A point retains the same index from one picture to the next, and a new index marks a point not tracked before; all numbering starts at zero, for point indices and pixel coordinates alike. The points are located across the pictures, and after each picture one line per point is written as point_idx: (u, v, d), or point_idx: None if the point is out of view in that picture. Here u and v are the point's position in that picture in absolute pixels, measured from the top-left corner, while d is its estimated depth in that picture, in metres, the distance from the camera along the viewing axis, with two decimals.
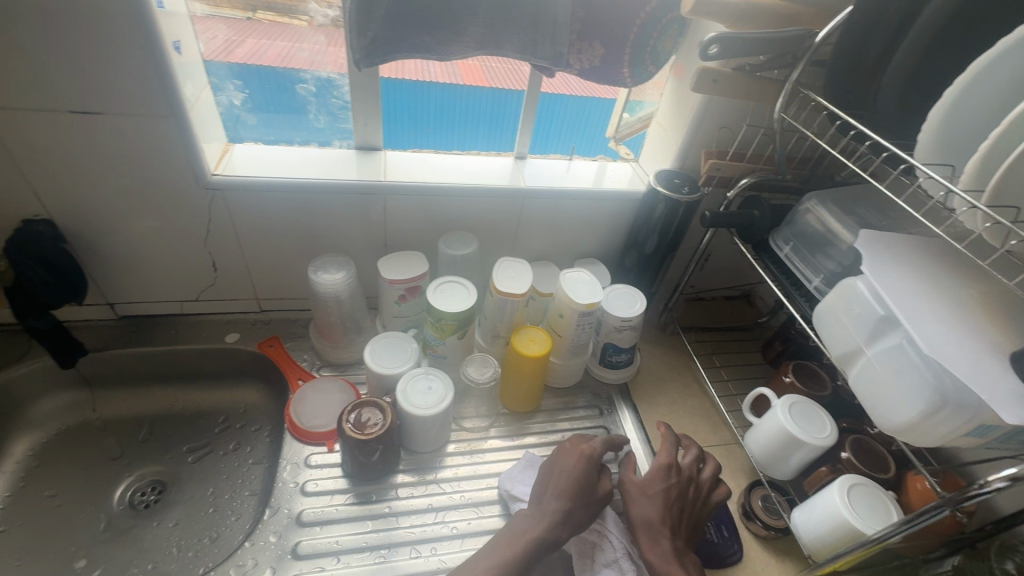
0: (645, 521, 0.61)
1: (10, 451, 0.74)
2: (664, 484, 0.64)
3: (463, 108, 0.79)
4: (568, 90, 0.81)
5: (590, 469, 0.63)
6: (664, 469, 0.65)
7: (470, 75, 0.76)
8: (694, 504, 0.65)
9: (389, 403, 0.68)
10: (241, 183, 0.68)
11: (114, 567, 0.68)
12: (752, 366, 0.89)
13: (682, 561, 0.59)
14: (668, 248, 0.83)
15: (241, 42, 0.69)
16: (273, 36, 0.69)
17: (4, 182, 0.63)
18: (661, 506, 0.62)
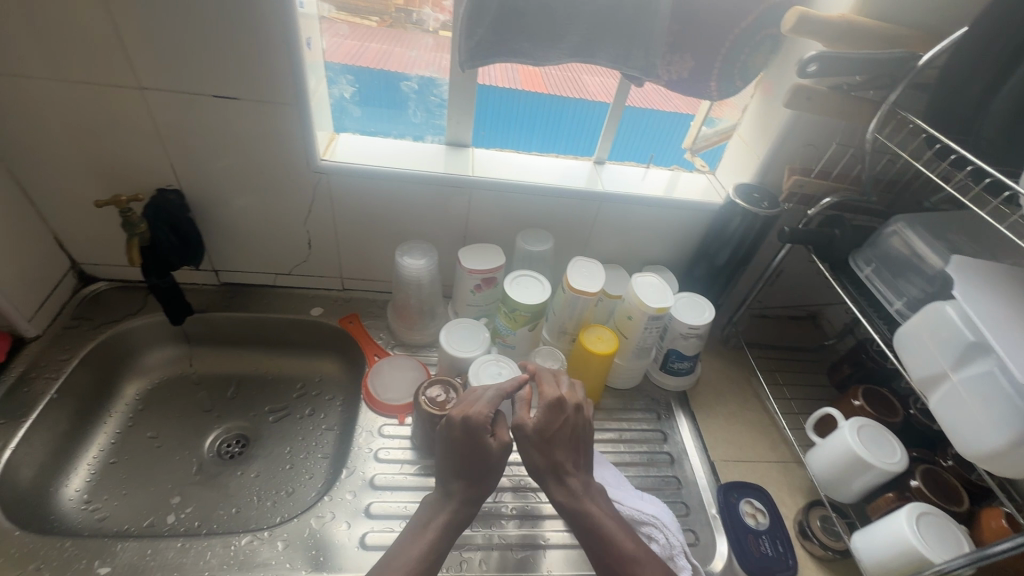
0: (550, 467, 0.64)
1: (122, 393, 0.83)
2: (558, 426, 0.64)
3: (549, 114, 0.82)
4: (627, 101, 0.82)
5: (483, 431, 0.61)
6: (554, 409, 0.64)
7: (530, 81, 0.79)
8: (584, 433, 0.67)
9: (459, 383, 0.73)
10: (345, 168, 0.75)
11: (204, 506, 0.75)
12: (816, 387, 0.88)
13: (591, 494, 0.64)
14: (740, 261, 0.84)
15: (358, 44, 0.75)
16: (387, 41, 0.74)
17: (148, 154, 0.71)
18: (564, 449, 0.64)
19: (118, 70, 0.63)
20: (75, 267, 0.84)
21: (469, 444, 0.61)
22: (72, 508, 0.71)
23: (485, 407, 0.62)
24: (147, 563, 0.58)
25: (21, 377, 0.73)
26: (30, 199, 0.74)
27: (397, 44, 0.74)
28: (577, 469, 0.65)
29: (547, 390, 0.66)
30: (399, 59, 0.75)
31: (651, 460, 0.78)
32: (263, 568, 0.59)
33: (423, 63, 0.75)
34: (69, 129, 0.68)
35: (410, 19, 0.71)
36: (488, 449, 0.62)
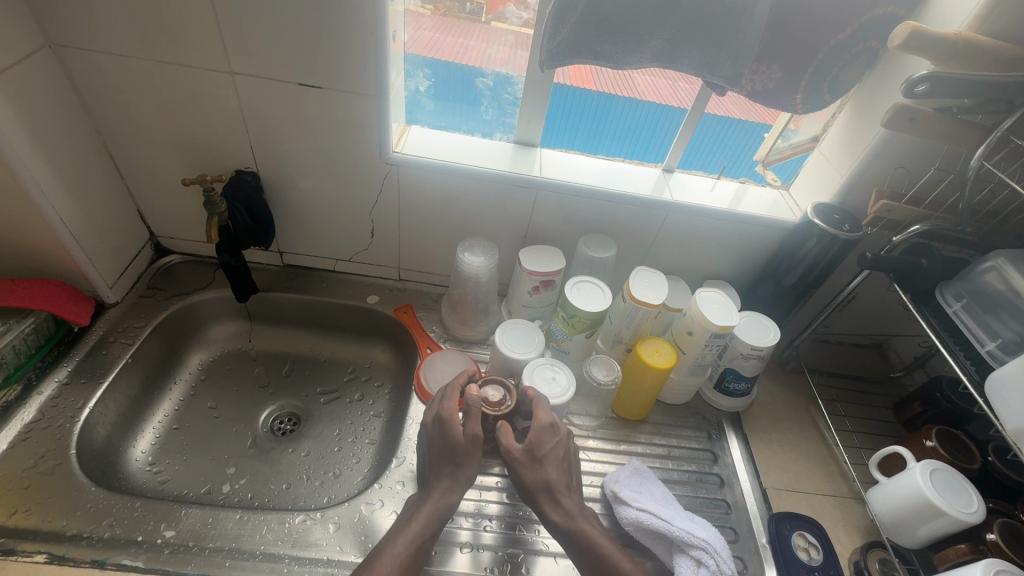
0: (543, 485, 0.62)
1: (186, 362, 0.87)
2: (549, 446, 0.64)
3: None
4: (676, 102, 0.80)
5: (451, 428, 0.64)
6: (546, 430, 0.65)
7: (579, 78, 0.78)
8: (572, 454, 0.66)
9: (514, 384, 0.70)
10: (416, 162, 0.75)
11: (256, 479, 0.77)
12: (880, 421, 0.84)
13: (585, 514, 0.62)
14: (811, 283, 0.80)
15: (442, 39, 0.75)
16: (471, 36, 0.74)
17: (231, 136, 0.74)
18: (556, 468, 0.64)
19: (212, 54, 0.65)
20: (153, 239, 0.88)
21: (456, 446, 0.63)
22: (138, 469, 0.74)
23: (452, 405, 0.66)
24: (208, 530, 0.60)
25: (100, 341, 0.77)
26: (120, 172, 0.78)
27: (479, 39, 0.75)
28: (570, 491, 0.63)
29: (543, 412, 0.66)
30: (450, 47, 0.75)
31: (700, 480, 0.76)
32: (314, 548, 0.61)
33: (472, 54, 0.75)
34: (162, 108, 0.71)
35: (463, 8, 0.71)
36: (472, 455, 0.63)
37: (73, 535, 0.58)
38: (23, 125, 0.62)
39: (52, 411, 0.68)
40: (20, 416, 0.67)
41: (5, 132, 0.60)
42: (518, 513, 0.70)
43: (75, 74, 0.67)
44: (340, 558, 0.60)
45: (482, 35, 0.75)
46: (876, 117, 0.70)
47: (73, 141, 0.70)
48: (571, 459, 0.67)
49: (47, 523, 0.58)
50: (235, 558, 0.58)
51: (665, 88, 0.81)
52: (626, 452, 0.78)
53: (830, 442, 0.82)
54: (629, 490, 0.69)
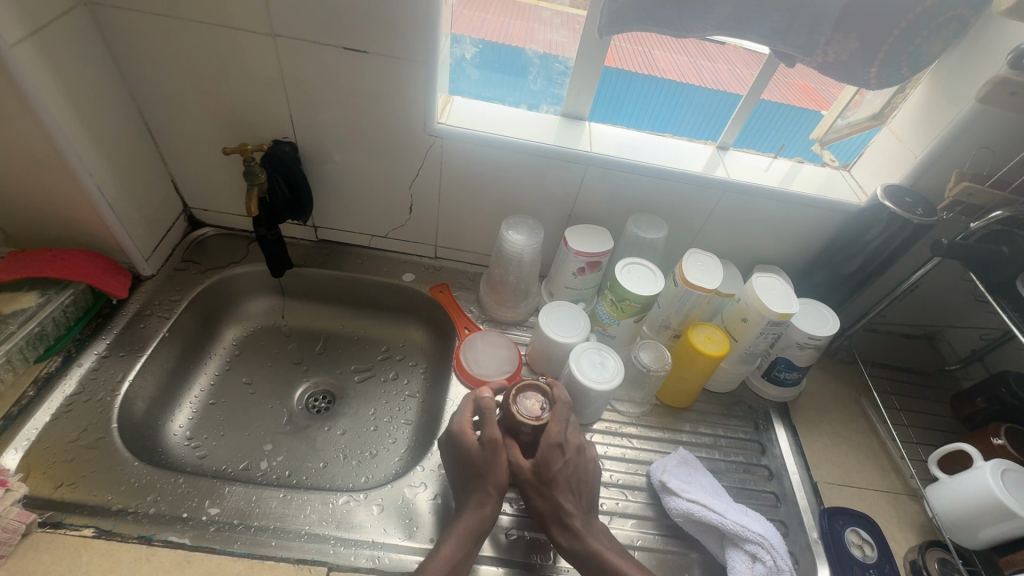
0: (553, 512, 0.58)
1: (221, 337, 0.86)
2: (558, 466, 0.59)
3: (659, 97, 0.78)
4: (697, 80, 0.76)
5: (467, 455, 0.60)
6: (554, 450, 0.60)
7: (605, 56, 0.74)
8: (585, 473, 0.61)
9: (547, 385, 0.64)
10: (461, 134, 0.72)
11: (294, 457, 0.76)
12: (936, 416, 0.80)
13: (595, 533, 0.58)
14: (873, 271, 0.76)
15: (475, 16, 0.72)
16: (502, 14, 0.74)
17: (269, 104, 0.71)
18: (568, 492, 0.59)
19: (253, 14, 0.62)
20: (187, 211, 0.86)
21: (472, 461, 0.60)
22: (176, 444, 0.74)
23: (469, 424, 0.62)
24: (252, 509, 0.59)
25: (137, 314, 0.75)
26: (154, 141, 0.76)
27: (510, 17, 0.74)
28: (580, 511, 0.59)
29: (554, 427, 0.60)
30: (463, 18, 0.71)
31: (748, 472, 0.74)
32: (359, 530, 0.60)
33: (490, 27, 0.73)
34: (200, 73, 0.68)
35: None
36: (495, 466, 0.59)
37: (119, 510, 0.57)
38: (59, 88, 0.59)
39: (92, 383, 0.67)
40: (61, 387, 0.66)
41: (42, 94, 0.57)
42: None
43: (109, 35, 0.64)
44: (385, 541, 0.59)
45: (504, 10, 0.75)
46: (962, 95, 0.65)
47: (108, 106, 0.67)
48: (587, 475, 0.62)
49: (92, 497, 0.57)
50: (281, 538, 0.57)
51: (686, 65, 0.76)
52: (671, 441, 0.76)
53: (884, 437, 0.79)
54: (679, 481, 0.67)
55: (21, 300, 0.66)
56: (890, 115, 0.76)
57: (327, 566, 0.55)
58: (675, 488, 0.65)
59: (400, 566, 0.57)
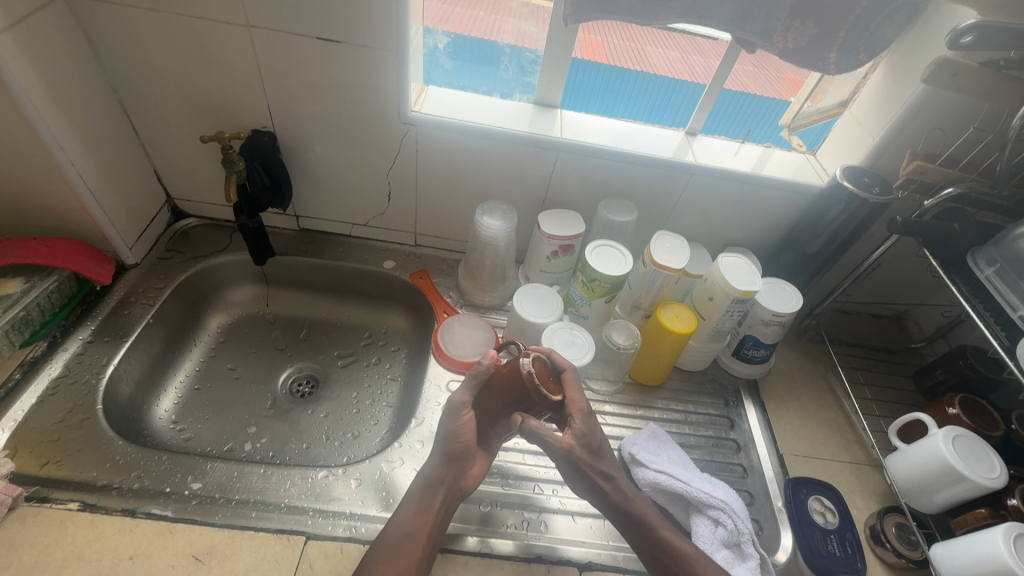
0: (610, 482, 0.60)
1: (206, 325, 0.88)
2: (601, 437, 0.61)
3: (648, 93, 0.82)
4: (688, 76, 0.79)
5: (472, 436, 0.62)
6: (595, 420, 0.61)
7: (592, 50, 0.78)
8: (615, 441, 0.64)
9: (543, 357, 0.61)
10: (434, 122, 0.74)
11: (277, 438, 0.78)
12: (900, 391, 0.83)
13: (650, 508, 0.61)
14: (835, 251, 0.79)
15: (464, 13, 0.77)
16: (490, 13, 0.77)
17: (247, 94, 0.73)
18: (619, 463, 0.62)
19: (228, 6, 0.63)
20: (170, 202, 0.88)
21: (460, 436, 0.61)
22: (162, 426, 0.76)
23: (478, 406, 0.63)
24: (233, 484, 0.62)
25: (122, 301, 0.77)
26: (136, 132, 0.78)
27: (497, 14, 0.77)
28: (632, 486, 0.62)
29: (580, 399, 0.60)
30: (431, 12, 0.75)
31: (717, 446, 0.76)
32: (337, 502, 0.62)
33: (482, 26, 0.76)
34: (178, 64, 0.70)
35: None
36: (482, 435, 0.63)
37: (104, 485, 0.59)
38: (40, 79, 0.61)
39: (78, 367, 0.69)
40: (47, 370, 0.68)
41: (22, 85, 0.59)
42: (512, 470, 0.69)
43: (88, 28, 0.66)
44: (362, 512, 0.61)
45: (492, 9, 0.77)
46: (912, 77, 0.68)
47: (89, 97, 0.69)
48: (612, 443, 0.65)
49: (78, 474, 0.59)
50: (261, 510, 0.59)
51: (679, 63, 0.81)
52: (643, 417, 0.78)
53: (848, 411, 0.82)
54: (647, 454, 0.69)
55: (5, 287, 0.68)
56: (853, 100, 0.79)
57: (305, 536, 0.58)
58: (643, 459, 0.68)
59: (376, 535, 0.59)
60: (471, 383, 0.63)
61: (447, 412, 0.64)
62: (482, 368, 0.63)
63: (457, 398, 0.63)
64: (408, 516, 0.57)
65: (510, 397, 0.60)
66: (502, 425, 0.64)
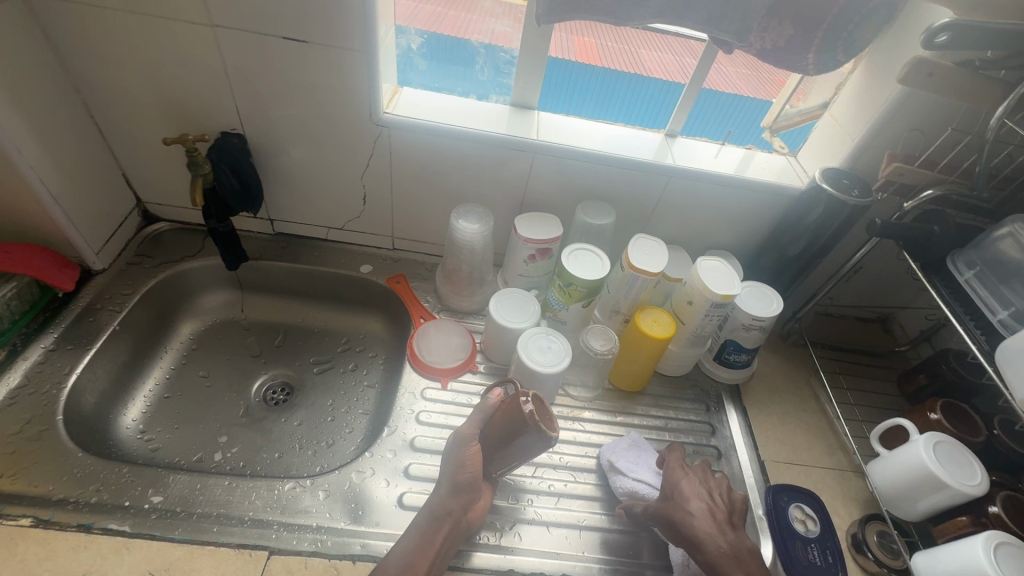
0: (692, 527, 0.59)
1: (177, 331, 0.86)
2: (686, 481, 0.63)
3: (642, 95, 0.82)
4: (682, 77, 0.78)
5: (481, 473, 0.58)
6: (680, 468, 0.65)
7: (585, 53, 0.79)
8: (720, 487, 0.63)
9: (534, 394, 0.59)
10: (407, 123, 0.72)
11: (249, 448, 0.76)
12: (884, 395, 0.82)
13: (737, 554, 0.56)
14: (816, 253, 0.78)
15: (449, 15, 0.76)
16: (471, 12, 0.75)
17: (215, 95, 0.71)
18: (700, 500, 0.61)
19: (191, 5, 0.62)
20: (140, 205, 0.86)
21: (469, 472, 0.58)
22: (128, 437, 0.73)
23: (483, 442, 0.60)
24: (196, 497, 0.60)
25: (87, 307, 0.75)
26: (102, 133, 0.76)
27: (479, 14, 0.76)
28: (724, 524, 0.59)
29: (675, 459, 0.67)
30: (426, 14, 0.76)
31: (697, 453, 0.75)
32: (304, 515, 0.60)
33: (474, 27, 0.76)
34: (142, 64, 0.68)
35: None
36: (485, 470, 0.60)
37: (60, 499, 0.57)
38: None
39: (38, 376, 0.67)
40: (6, 380, 0.66)
41: None
42: None
43: (47, 26, 0.64)
44: (330, 525, 0.60)
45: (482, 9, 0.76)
46: (891, 78, 0.67)
47: (50, 99, 0.67)
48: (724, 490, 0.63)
49: (33, 488, 0.57)
50: (224, 524, 0.58)
51: (675, 65, 0.79)
52: (623, 423, 0.77)
53: (831, 415, 0.81)
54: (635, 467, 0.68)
55: None
56: (834, 101, 0.78)
57: (269, 550, 0.56)
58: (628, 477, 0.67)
59: (343, 549, 0.57)
60: (481, 415, 0.60)
61: (453, 444, 0.60)
62: (487, 401, 0.60)
63: (465, 430, 0.59)
64: (406, 549, 0.54)
65: (512, 435, 0.58)
66: (503, 460, 0.61)
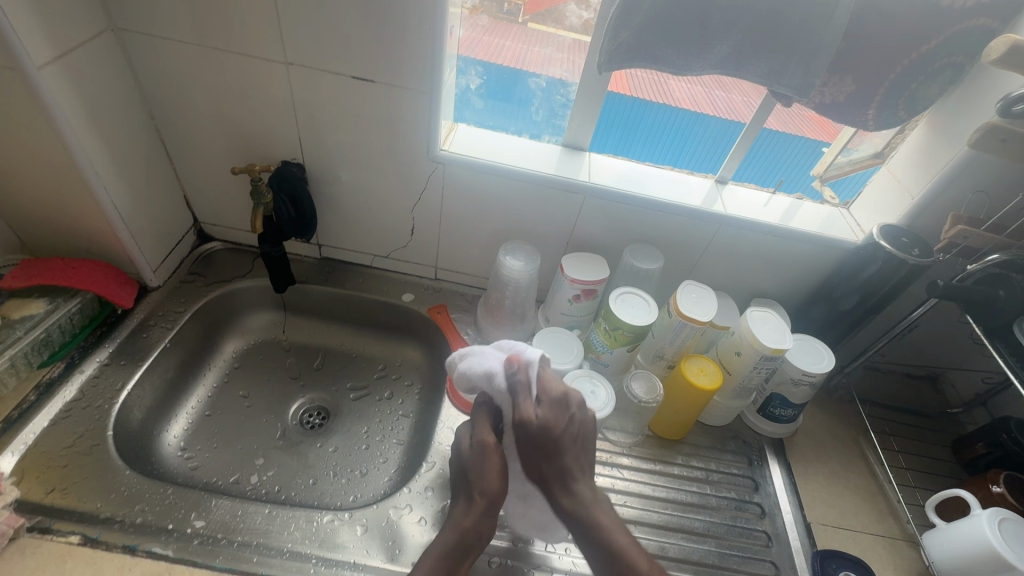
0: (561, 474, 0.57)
1: (222, 349, 0.87)
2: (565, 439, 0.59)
3: (669, 123, 0.86)
4: (710, 111, 0.83)
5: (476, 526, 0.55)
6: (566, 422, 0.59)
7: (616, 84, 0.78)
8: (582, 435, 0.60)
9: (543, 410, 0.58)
10: (462, 160, 0.74)
11: (285, 473, 0.76)
12: (937, 460, 0.78)
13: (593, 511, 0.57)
14: (870, 310, 0.76)
15: (477, 39, 0.75)
16: (501, 36, 0.76)
17: (280, 126, 0.73)
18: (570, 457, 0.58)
19: (269, 44, 0.65)
20: (197, 225, 0.89)
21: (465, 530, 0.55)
22: (170, 453, 0.74)
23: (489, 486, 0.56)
24: (236, 523, 0.60)
25: (141, 323, 0.77)
26: (170, 158, 0.79)
27: (513, 39, 0.77)
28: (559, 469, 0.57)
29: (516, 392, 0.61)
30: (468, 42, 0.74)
31: (739, 509, 0.72)
32: (341, 550, 0.59)
33: (509, 53, 0.77)
34: (215, 95, 0.71)
35: (502, 8, 0.73)
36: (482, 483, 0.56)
37: (106, 518, 0.58)
38: (82, 107, 0.63)
39: (92, 390, 0.69)
40: (62, 393, 0.67)
41: (65, 113, 0.60)
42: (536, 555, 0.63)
43: (132, 58, 0.68)
44: (366, 562, 0.59)
45: (519, 36, 0.77)
46: (957, 139, 0.66)
47: (127, 125, 0.70)
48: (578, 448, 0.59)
49: (81, 504, 0.58)
50: (263, 554, 0.57)
51: (702, 99, 0.84)
52: (663, 473, 0.75)
53: (881, 479, 0.77)
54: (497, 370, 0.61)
55: (30, 307, 0.68)
56: (889, 154, 0.77)
57: None
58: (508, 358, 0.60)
59: None
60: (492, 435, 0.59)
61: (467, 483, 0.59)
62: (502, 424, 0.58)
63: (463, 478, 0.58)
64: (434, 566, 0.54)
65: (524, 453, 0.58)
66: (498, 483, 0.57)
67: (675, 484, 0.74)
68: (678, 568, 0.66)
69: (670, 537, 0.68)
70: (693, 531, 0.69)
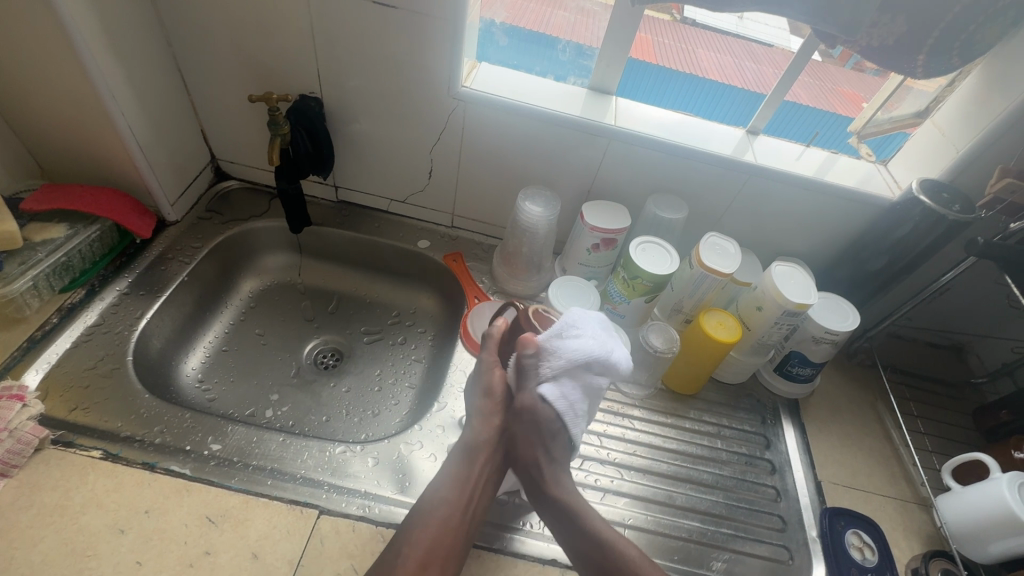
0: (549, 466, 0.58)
1: (239, 288, 0.88)
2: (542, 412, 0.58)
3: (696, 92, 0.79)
4: (738, 81, 0.78)
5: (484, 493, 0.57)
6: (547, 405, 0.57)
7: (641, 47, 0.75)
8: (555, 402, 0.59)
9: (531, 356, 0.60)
10: (484, 98, 0.71)
11: (298, 409, 0.77)
12: (956, 427, 0.77)
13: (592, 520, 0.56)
14: (901, 270, 0.73)
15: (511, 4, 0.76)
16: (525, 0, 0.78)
17: (298, 57, 0.71)
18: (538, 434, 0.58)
19: None
20: (214, 162, 0.88)
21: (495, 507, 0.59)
22: (188, 384, 0.76)
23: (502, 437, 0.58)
24: (252, 449, 0.61)
25: (160, 256, 0.78)
26: (186, 88, 0.78)
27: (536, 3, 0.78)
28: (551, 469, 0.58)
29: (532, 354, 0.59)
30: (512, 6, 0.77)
31: (749, 464, 0.72)
32: (353, 479, 0.60)
33: (533, 15, 0.77)
34: (232, 22, 0.69)
35: None
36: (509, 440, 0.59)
37: (126, 436, 0.59)
38: (98, 25, 0.61)
39: (112, 317, 0.70)
40: (83, 318, 0.68)
41: (81, 29, 0.59)
42: None
43: None
44: (377, 492, 0.60)
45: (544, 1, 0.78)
46: (1012, 87, 0.62)
47: (144, 49, 0.69)
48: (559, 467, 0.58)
49: (103, 422, 0.60)
50: (277, 478, 0.59)
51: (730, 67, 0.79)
52: (674, 426, 0.74)
53: (897, 443, 0.76)
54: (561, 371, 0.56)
55: (51, 231, 0.68)
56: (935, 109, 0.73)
57: (319, 510, 0.56)
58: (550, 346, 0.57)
59: (389, 517, 0.57)
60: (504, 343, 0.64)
61: (480, 419, 0.59)
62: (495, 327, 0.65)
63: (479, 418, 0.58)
64: (451, 491, 0.55)
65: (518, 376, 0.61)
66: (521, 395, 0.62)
67: (685, 437, 0.73)
68: (685, 515, 0.66)
69: (678, 487, 0.68)
70: (701, 482, 0.69)
